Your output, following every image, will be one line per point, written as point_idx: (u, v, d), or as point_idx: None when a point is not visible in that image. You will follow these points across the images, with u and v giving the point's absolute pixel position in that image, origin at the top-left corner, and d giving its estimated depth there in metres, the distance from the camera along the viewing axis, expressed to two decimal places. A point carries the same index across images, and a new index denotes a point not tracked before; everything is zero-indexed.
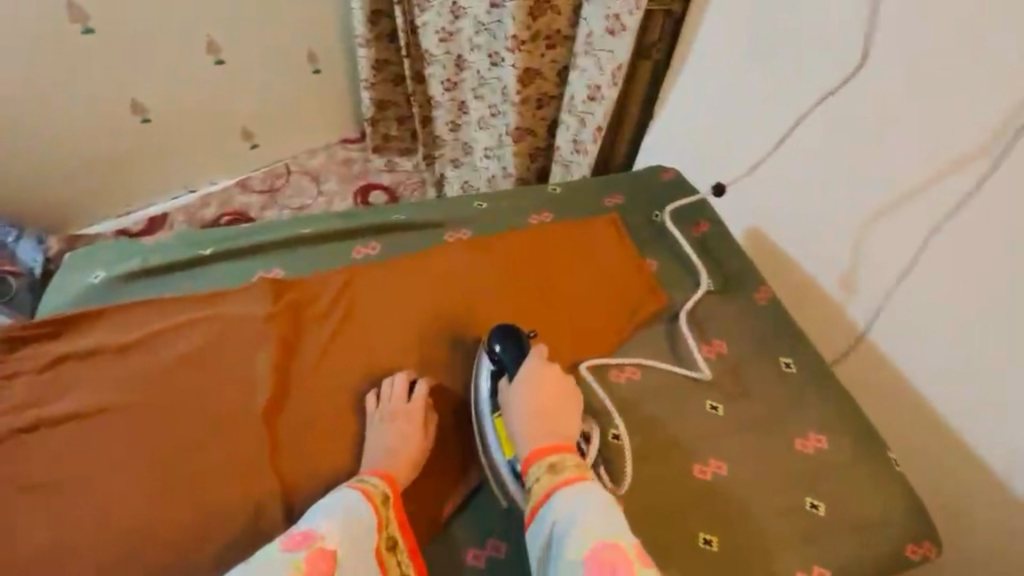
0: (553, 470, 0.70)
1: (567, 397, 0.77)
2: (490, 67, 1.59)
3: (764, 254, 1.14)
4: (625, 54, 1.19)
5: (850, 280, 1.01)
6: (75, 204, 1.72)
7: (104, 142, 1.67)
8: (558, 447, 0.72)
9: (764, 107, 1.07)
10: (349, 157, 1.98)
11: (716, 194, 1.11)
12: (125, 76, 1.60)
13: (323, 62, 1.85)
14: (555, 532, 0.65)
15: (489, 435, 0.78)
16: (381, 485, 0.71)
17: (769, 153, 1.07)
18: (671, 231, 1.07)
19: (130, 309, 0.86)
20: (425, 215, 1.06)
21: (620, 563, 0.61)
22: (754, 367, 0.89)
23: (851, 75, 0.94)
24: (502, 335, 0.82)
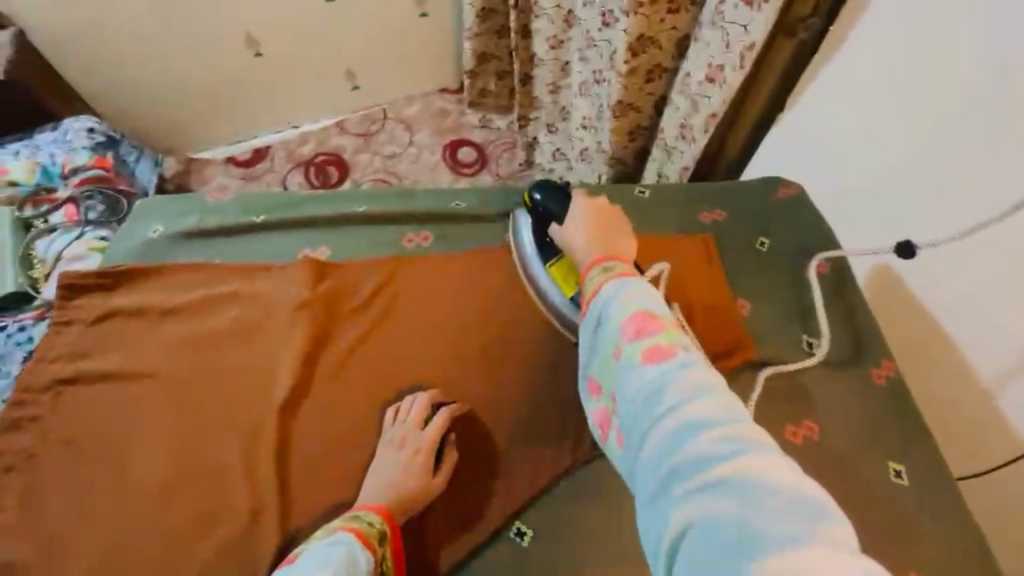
0: (605, 271, 0.66)
1: (615, 220, 0.75)
2: (601, 28, 1.36)
3: (902, 304, 0.92)
4: (761, 32, 0.93)
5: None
6: (188, 132, 1.79)
7: (215, 72, 1.68)
8: (612, 257, 0.69)
9: (1010, 151, 0.74)
10: (445, 108, 1.91)
11: (906, 255, 0.86)
12: (238, 8, 1.57)
13: (430, 5, 1.72)
14: (595, 313, 0.64)
15: (541, 279, 0.81)
16: (377, 522, 0.65)
17: (992, 220, 0.77)
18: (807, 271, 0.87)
19: (179, 272, 0.86)
20: (486, 207, 0.95)
21: (653, 322, 0.59)
22: (851, 467, 0.71)
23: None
24: (545, 187, 0.80)
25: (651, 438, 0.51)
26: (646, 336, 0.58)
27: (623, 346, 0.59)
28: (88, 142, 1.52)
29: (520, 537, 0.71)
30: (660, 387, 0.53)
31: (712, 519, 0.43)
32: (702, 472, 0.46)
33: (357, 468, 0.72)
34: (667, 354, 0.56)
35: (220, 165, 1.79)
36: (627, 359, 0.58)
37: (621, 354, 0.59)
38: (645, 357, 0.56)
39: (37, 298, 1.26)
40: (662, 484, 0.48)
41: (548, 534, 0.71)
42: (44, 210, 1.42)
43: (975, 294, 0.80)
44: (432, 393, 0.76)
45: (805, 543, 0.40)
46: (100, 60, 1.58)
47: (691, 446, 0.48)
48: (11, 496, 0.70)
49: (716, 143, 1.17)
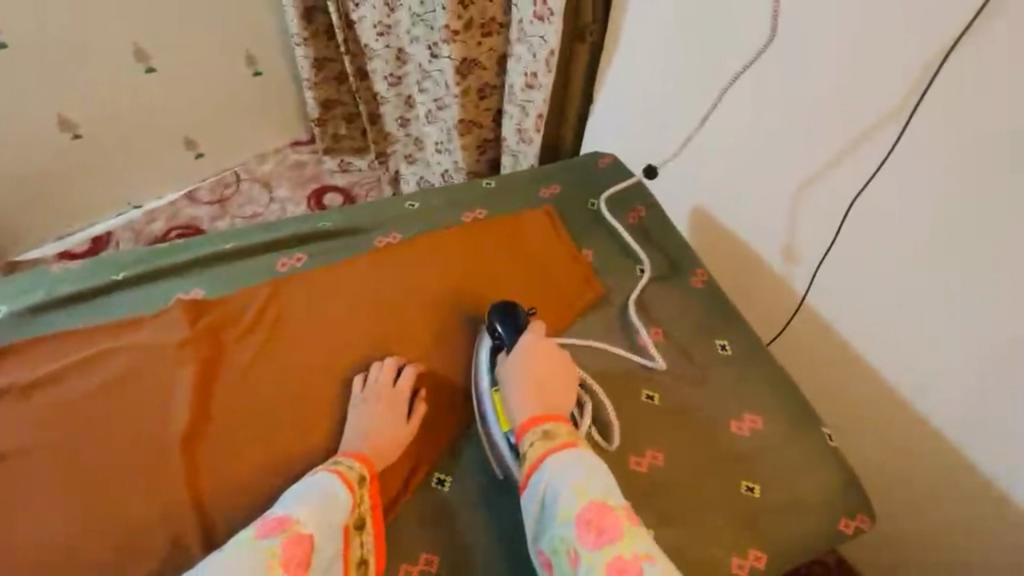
0: (544, 437, 0.72)
1: (564, 369, 0.80)
2: (431, 59, 1.52)
3: (711, 231, 1.15)
4: (557, 39, 1.14)
5: (791, 250, 1.02)
6: (11, 229, 1.60)
7: (34, 160, 1.55)
8: (551, 416, 0.75)
9: (688, 88, 1.06)
10: (301, 160, 1.91)
11: (650, 176, 1.18)
12: (49, 88, 1.49)
13: (263, 63, 1.77)
14: (549, 500, 0.67)
15: (485, 402, 0.81)
16: (357, 467, 0.72)
17: (692, 134, 1.09)
18: (609, 220, 1.06)
19: (35, 346, 0.81)
20: (352, 221, 1.02)
21: (610, 522, 0.64)
22: (690, 352, 0.89)
23: (763, 50, 0.92)
24: (503, 312, 0.85)
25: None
26: (607, 544, 0.62)
27: (582, 551, 0.63)
28: None
29: (441, 485, 0.79)
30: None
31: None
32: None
33: (270, 472, 0.74)
34: (630, 569, 0.60)
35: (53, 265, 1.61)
36: (590, 569, 0.62)
37: (581, 561, 0.63)
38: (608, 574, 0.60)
39: None
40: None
41: (466, 477, 0.80)
42: None
43: (726, 197, 1.08)
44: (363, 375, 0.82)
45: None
46: None
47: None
48: None
49: (553, 132, 1.38)
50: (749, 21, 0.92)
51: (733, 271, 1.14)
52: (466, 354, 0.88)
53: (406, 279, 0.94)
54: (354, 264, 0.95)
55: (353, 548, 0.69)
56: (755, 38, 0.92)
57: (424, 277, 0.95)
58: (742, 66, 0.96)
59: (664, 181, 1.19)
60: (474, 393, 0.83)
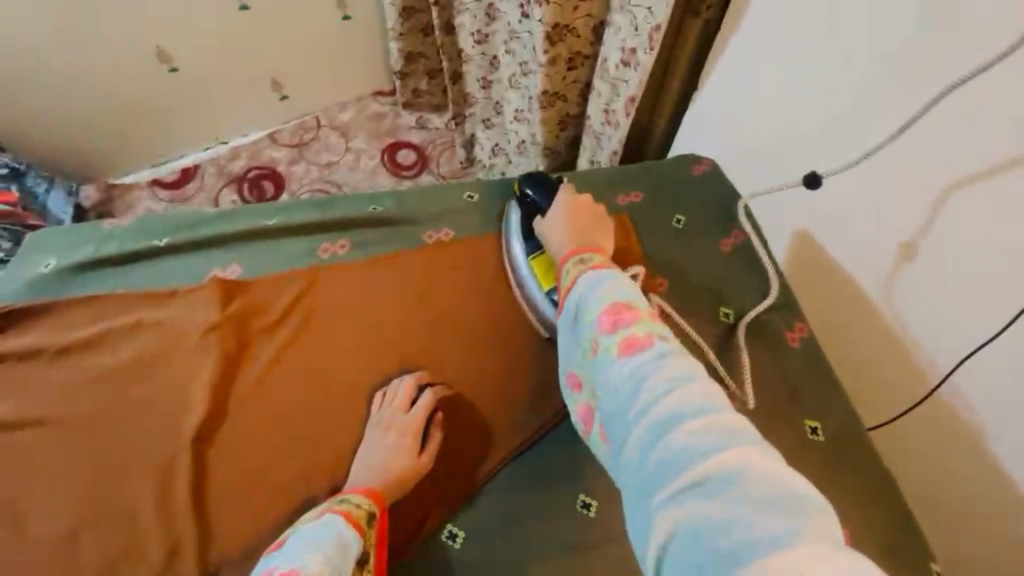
0: (580, 262, 0.69)
1: (593, 215, 0.78)
2: (522, 19, 1.35)
3: (816, 268, 0.94)
4: (666, 12, 0.95)
5: (909, 245, 0.79)
6: (105, 158, 1.65)
7: (127, 93, 1.56)
8: (584, 247, 0.72)
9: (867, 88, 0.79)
10: (381, 112, 1.84)
11: (813, 185, 0.88)
12: (142, 23, 1.46)
13: (353, 8, 1.67)
14: (571, 306, 0.66)
15: (523, 268, 0.83)
16: (365, 504, 0.66)
17: (878, 146, 0.79)
18: (744, 220, 0.91)
19: (77, 308, 0.80)
20: (405, 208, 0.93)
21: (627, 311, 0.61)
22: (771, 430, 0.75)
23: (993, 64, 0.65)
24: (533, 179, 0.84)
25: (632, 432, 0.54)
26: (622, 329, 0.60)
27: (599, 337, 0.61)
28: None
29: (452, 539, 0.71)
30: (637, 376, 0.56)
31: (692, 520, 0.46)
32: (679, 472, 0.48)
33: (275, 490, 0.71)
34: (644, 344, 0.58)
35: (146, 190, 1.67)
36: (605, 352, 0.60)
37: (598, 347, 0.61)
38: (623, 351, 0.58)
39: None
40: (646, 480, 0.50)
41: (481, 538, 0.71)
42: None
43: (846, 236, 0.87)
44: (382, 396, 0.76)
45: (787, 546, 0.41)
46: None
47: (668, 442, 0.50)
48: None
49: (646, 113, 1.18)
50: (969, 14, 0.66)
51: (836, 321, 0.94)
52: (503, 385, 0.79)
53: (450, 288, 0.85)
54: (397, 261, 0.86)
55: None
56: (965, 38, 0.67)
57: (471, 286, 0.85)
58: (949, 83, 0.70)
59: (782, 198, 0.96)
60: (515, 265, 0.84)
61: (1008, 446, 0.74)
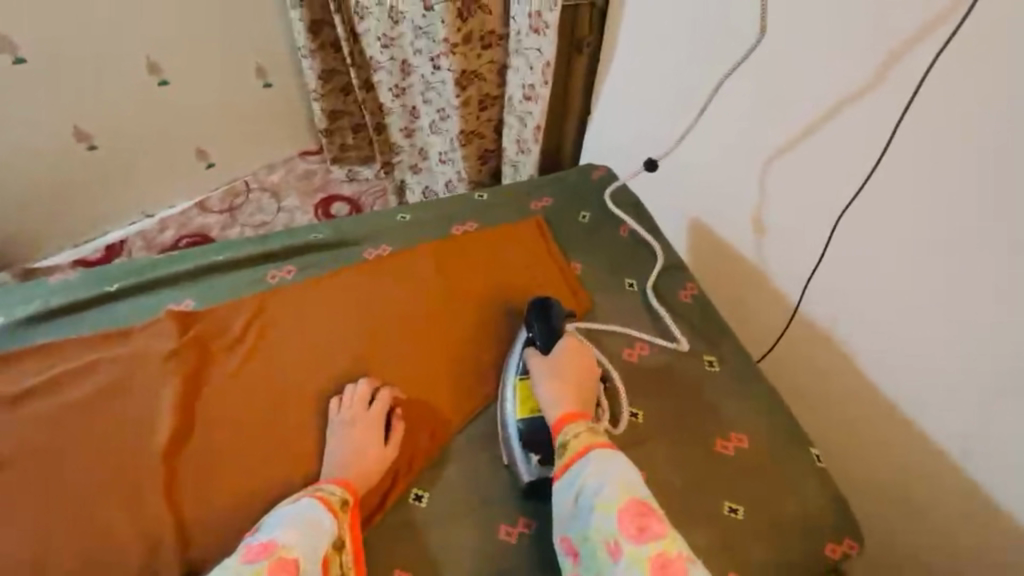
0: (590, 432, 0.74)
1: (590, 375, 0.82)
2: (433, 70, 1.53)
3: (708, 245, 1.13)
4: (552, 52, 1.15)
5: (760, 222, 1.00)
6: (29, 236, 1.64)
7: (52, 170, 1.59)
8: (582, 415, 0.77)
9: (683, 88, 1.04)
10: (310, 170, 1.93)
11: (649, 169, 1.08)
12: (67, 102, 1.53)
13: (274, 75, 1.80)
14: (589, 493, 0.68)
15: (507, 389, 0.85)
16: (340, 492, 0.72)
17: (690, 126, 1.05)
18: (615, 211, 1.09)
19: (30, 357, 0.83)
20: (344, 233, 1.03)
21: (653, 522, 0.65)
22: (678, 367, 0.88)
23: (756, 45, 0.90)
24: (541, 311, 0.87)
25: None
26: (649, 542, 0.63)
27: (624, 544, 0.64)
28: None
29: (419, 500, 0.78)
30: None
31: None
32: None
33: (248, 489, 0.75)
34: (672, 562, 0.61)
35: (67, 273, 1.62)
36: (631, 563, 0.62)
37: (622, 554, 0.63)
38: (653, 570, 0.60)
39: None
40: None
41: (444, 500, 0.78)
42: None
43: (723, 213, 1.07)
44: (338, 399, 0.83)
45: None
46: None
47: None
48: None
49: (554, 142, 1.37)
50: (744, 29, 0.91)
51: (734, 293, 1.11)
52: (452, 369, 0.89)
53: (394, 294, 0.95)
54: (342, 276, 0.96)
55: (332, 570, 0.67)
56: (743, 40, 0.91)
57: (413, 289, 0.96)
58: (732, 62, 0.94)
59: (659, 186, 1.17)
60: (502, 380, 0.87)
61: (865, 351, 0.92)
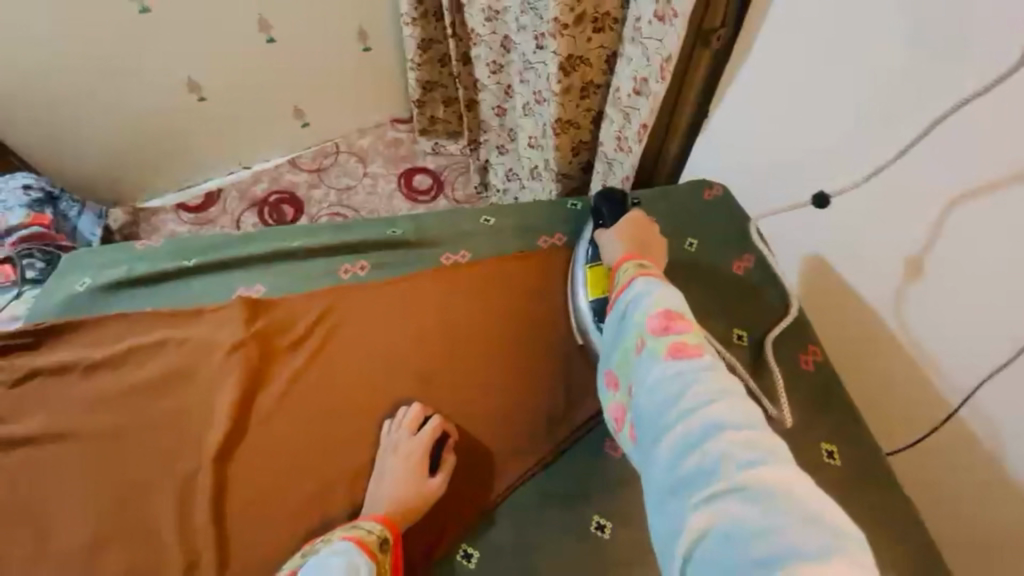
0: (640, 267, 0.70)
1: (654, 235, 0.80)
2: (535, 50, 1.39)
3: (821, 291, 0.96)
4: (676, 44, 0.97)
5: (917, 260, 0.78)
6: (135, 181, 1.72)
7: (160, 121, 1.64)
8: (639, 257, 0.75)
9: (875, 116, 0.79)
10: (398, 138, 1.90)
11: (819, 205, 0.89)
12: (177, 56, 1.55)
13: (373, 39, 1.74)
14: (624, 307, 0.67)
15: (579, 273, 0.85)
16: (377, 530, 0.66)
17: (881, 168, 0.80)
18: (762, 245, 0.92)
19: (106, 325, 0.84)
20: (423, 232, 0.96)
21: (679, 321, 0.62)
22: (784, 452, 0.74)
23: (979, 94, 0.66)
24: (609, 200, 0.86)
25: (667, 441, 0.54)
26: (672, 335, 0.60)
27: (649, 341, 0.62)
28: (24, 200, 1.48)
29: (467, 560, 0.71)
30: (680, 383, 0.56)
31: (723, 521, 0.46)
32: (715, 478, 0.48)
33: (293, 508, 0.72)
34: (693, 352, 0.58)
35: (172, 214, 1.73)
36: (653, 353, 0.60)
37: (646, 350, 0.61)
38: (673, 358, 0.58)
39: None
40: (678, 483, 0.51)
41: (492, 556, 0.71)
42: None
43: (857, 257, 0.87)
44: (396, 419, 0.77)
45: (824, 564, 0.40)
46: (35, 115, 1.52)
47: (704, 448, 0.50)
48: None
49: (656, 145, 1.21)
50: (986, 51, 0.64)
51: (859, 355, 0.92)
52: (519, 406, 0.80)
53: (466, 310, 0.87)
54: (414, 282, 0.89)
55: None
56: (978, 70, 0.66)
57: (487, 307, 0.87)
58: (942, 110, 0.71)
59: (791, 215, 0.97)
60: (574, 267, 0.87)
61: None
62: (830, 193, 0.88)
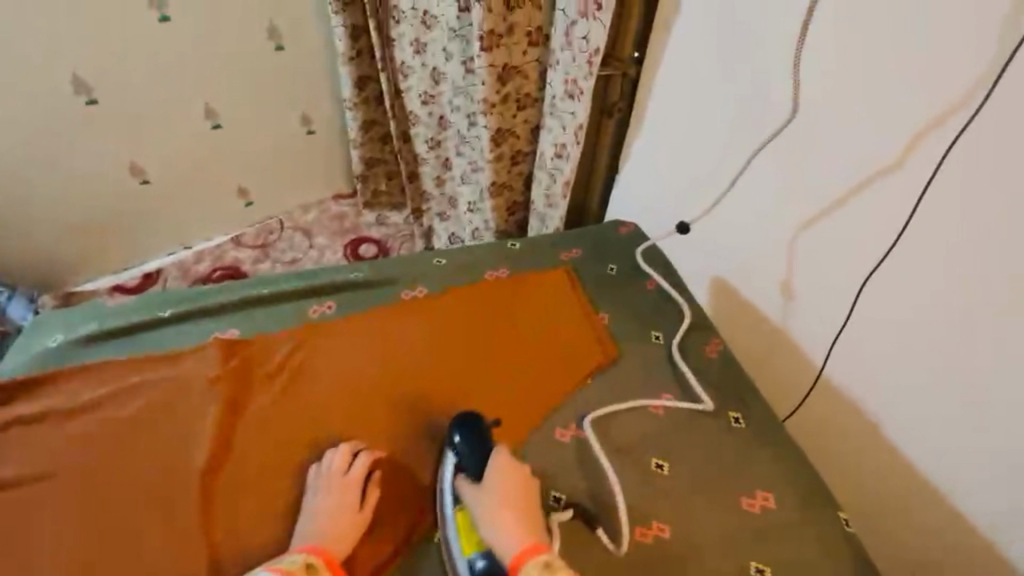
0: (546, 569, 0.67)
1: (524, 486, 0.78)
2: (468, 126, 1.62)
3: (722, 307, 1.16)
4: (584, 115, 1.22)
5: (787, 285, 1.01)
6: (76, 261, 1.73)
7: (106, 202, 1.69)
8: (535, 544, 0.71)
9: (716, 157, 1.07)
10: (342, 212, 2.03)
11: (682, 232, 1.18)
12: (128, 140, 1.64)
13: (316, 123, 1.91)
14: None
15: (447, 527, 0.77)
16: (300, 559, 0.69)
17: (724, 193, 1.08)
18: (648, 270, 1.12)
19: (81, 375, 0.88)
20: (382, 273, 1.09)
21: None
22: (705, 422, 0.90)
23: (787, 122, 0.93)
24: (467, 437, 0.81)
25: None
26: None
27: None
28: None
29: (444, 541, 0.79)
30: None
31: None
32: None
33: (280, 515, 0.78)
34: None
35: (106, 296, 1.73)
36: None
37: None
38: None
39: None
40: None
41: None
42: None
43: (743, 270, 1.09)
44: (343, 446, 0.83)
45: None
46: None
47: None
48: None
49: (582, 186, 1.41)
50: (766, 105, 0.95)
51: (755, 353, 1.12)
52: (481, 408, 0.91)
53: (426, 332, 0.99)
54: (380, 314, 1.01)
55: None
56: (771, 117, 0.95)
57: (445, 330, 0.99)
58: (764, 137, 0.97)
59: (684, 244, 1.20)
60: (436, 501, 0.81)
61: (894, 422, 0.91)
62: (689, 222, 1.17)
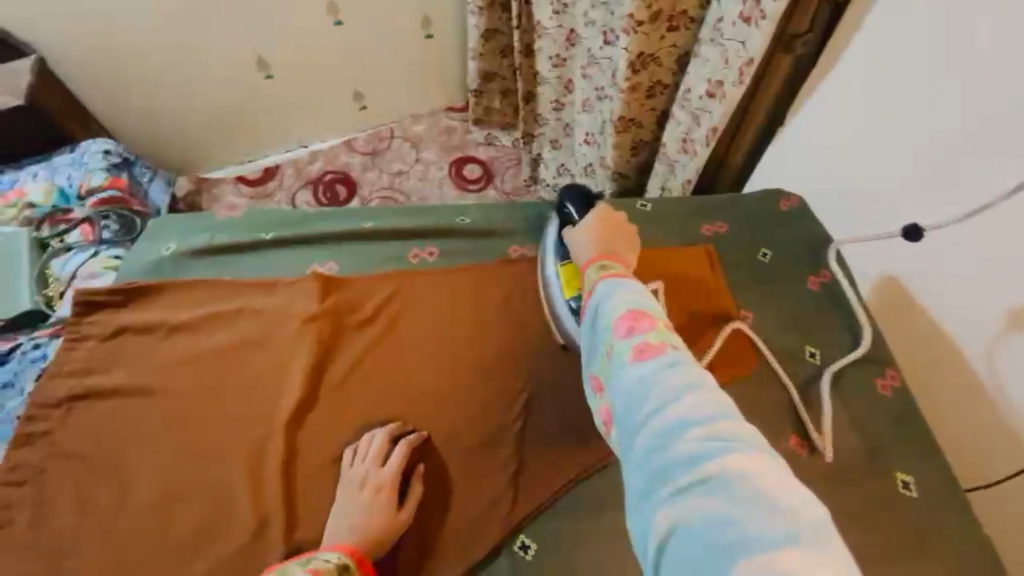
0: (603, 268, 0.67)
1: (627, 232, 0.74)
2: (602, 46, 1.35)
3: (892, 317, 0.91)
4: (760, 48, 0.92)
5: (1021, 314, 0.71)
6: (202, 150, 1.79)
7: (232, 96, 1.70)
8: (608, 257, 0.69)
9: (996, 146, 0.72)
10: (451, 126, 1.90)
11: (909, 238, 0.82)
12: (253, 32, 1.59)
13: (436, 27, 1.74)
14: (593, 310, 0.63)
15: (550, 277, 0.82)
16: (336, 559, 0.63)
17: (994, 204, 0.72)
18: (830, 261, 0.89)
19: (189, 291, 0.88)
20: (490, 222, 0.96)
21: (646, 319, 0.58)
22: (857, 480, 0.72)
23: None
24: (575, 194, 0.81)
25: (637, 437, 0.51)
26: (637, 335, 0.56)
27: (615, 345, 0.58)
28: (103, 163, 1.52)
29: (524, 550, 0.71)
30: (647, 384, 0.52)
31: (689, 519, 0.43)
32: (684, 470, 0.46)
33: None
34: (657, 351, 0.54)
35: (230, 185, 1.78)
36: (618, 358, 0.56)
37: (612, 355, 0.57)
38: (635, 358, 0.55)
39: (52, 317, 1.21)
40: (649, 478, 0.48)
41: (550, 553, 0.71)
42: (61, 231, 1.40)
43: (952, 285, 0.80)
44: (394, 425, 0.76)
45: (785, 551, 0.39)
46: (115, 84, 1.60)
47: (684, 438, 0.47)
48: (18, 509, 0.72)
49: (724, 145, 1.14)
50: None
51: (925, 384, 0.87)
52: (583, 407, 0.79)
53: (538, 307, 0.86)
54: (487, 273, 0.89)
55: None
56: None
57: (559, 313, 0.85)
58: None
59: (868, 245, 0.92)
60: (543, 271, 0.83)
61: None
62: (925, 227, 0.81)
